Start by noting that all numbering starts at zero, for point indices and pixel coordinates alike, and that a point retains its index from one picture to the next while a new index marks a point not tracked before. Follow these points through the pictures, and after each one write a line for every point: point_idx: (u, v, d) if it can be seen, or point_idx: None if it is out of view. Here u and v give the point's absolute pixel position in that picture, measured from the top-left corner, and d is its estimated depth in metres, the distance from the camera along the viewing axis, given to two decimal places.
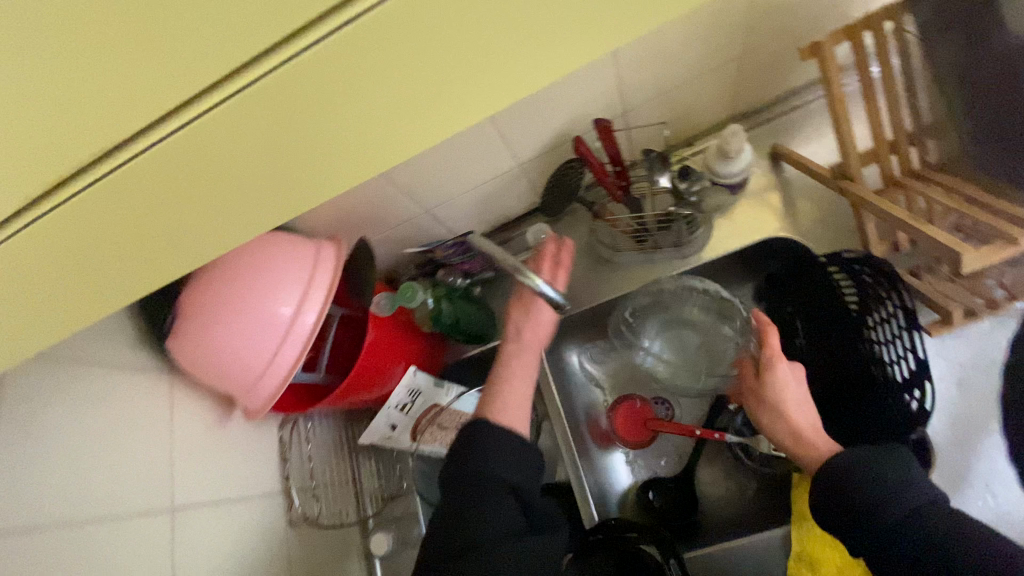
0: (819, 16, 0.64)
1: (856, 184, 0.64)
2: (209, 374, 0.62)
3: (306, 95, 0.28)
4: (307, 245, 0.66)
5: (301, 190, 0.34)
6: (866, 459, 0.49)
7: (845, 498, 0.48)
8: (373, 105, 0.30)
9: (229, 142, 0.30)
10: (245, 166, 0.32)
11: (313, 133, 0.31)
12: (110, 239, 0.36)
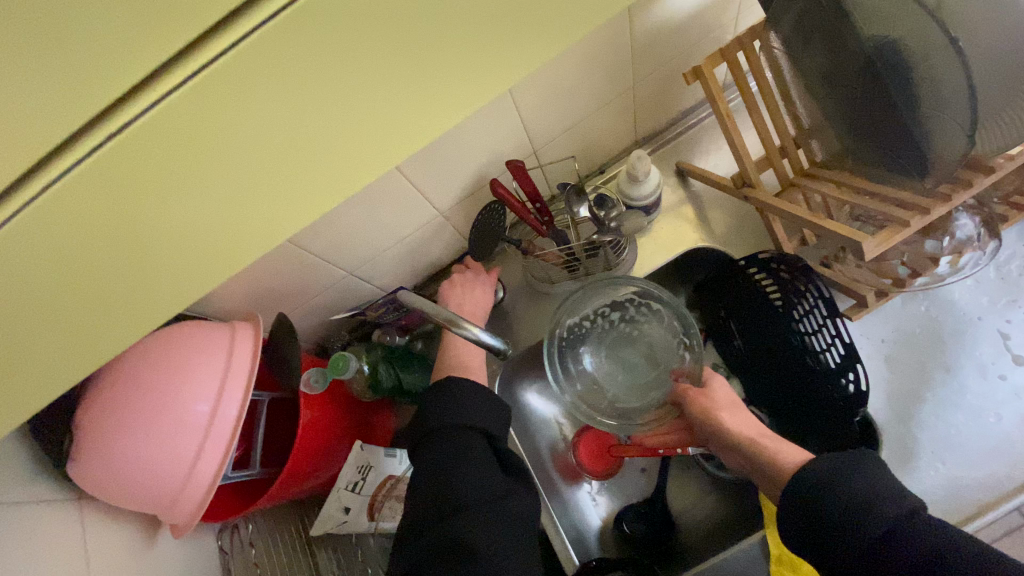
0: (694, 41, 0.69)
1: (758, 189, 0.67)
2: (122, 496, 0.55)
3: (180, 148, 0.26)
4: (220, 330, 0.60)
5: (190, 273, 0.31)
6: (842, 475, 0.48)
7: (824, 515, 0.47)
8: (261, 162, 0.27)
9: (93, 225, 0.27)
10: (115, 251, 0.29)
11: (188, 202, 0.28)
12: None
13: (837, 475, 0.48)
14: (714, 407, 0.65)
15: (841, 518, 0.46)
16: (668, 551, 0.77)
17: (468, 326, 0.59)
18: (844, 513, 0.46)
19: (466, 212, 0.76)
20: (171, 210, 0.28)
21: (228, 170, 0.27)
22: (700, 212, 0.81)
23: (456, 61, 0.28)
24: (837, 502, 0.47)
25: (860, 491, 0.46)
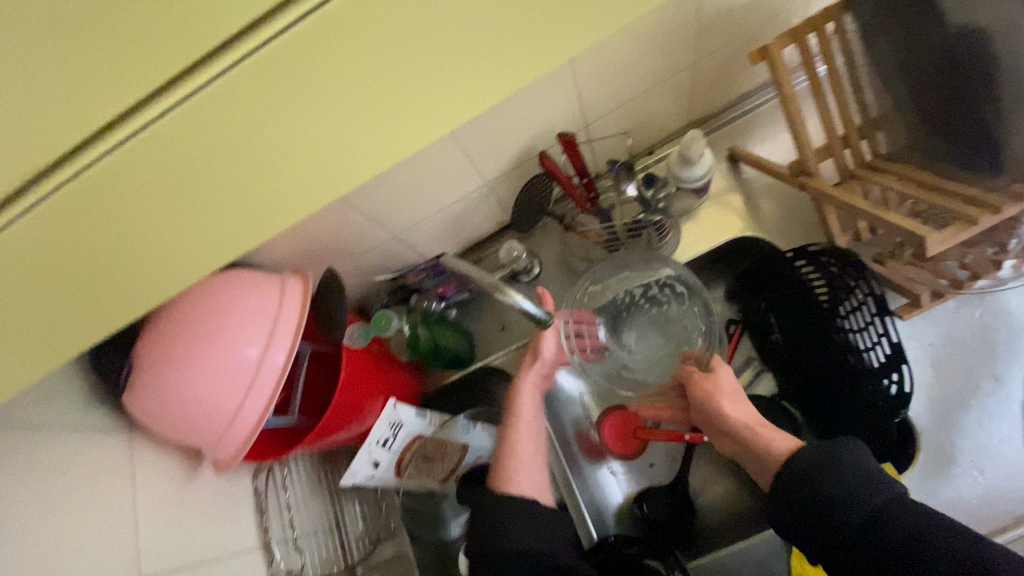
0: (765, 20, 0.66)
1: (815, 178, 0.66)
2: (172, 428, 0.58)
3: (276, 93, 0.29)
4: (271, 280, 0.62)
5: (269, 206, 0.34)
6: (822, 461, 0.50)
7: (804, 500, 0.49)
8: (351, 109, 0.31)
9: (191, 148, 0.31)
10: (210, 174, 0.32)
11: (279, 139, 0.31)
12: (74, 254, 0.34)
13: (822, 463, 0.50)
14: (715, 394, 0.64)
15: (825, 503, 0.48)
16: (686, 536, 0.77)
17: (511, 294, 0.60)
18: (824, 499, 0.48)
19: (511, 184, 0.76)
20: (264, 145, 0.31)
21: (319, 114, 0.30)
22: (749, 201, 0.79)
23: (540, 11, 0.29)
24: (821, 487, 0.48)
25: (844, 479, 0.48)
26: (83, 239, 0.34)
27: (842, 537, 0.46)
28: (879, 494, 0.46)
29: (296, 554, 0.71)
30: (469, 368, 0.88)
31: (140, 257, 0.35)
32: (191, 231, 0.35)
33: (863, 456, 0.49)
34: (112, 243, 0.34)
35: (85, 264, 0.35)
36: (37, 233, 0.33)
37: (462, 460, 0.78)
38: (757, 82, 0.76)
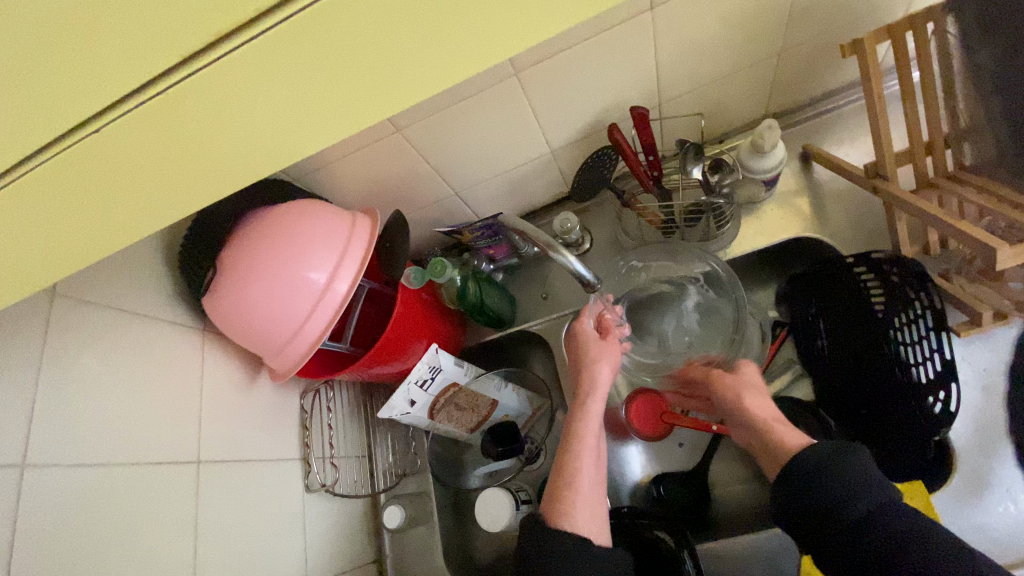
0: (862, 15, 0.65)
1: (889, 182, 0.65)
2: (241, 335, 0.64)
3: (362, 42, 0.27)
4: (344, 215, 0.67)
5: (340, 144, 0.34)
6: (831, 460, 0.49)
7: (808, 497, 0.49)
8: (434, 60, 0.29)
9: (271, 95, 0.29)
10: (288, 118, 0.31)
11: (361, 86, 0.30)
12: (125, 183, 0.33)
13: (816, 467, 0.49)
14: (742, 395, 0.64)
15: (818, 505, 0.48)
16: (699, 523, 0.78)
17: (566, 254, 0.66)
18: (828, 499, 0.48)
19: (576, 155, 0.77)
20: (346, 92, 0.30)
21: (401, 64, 0.29)
22: (816, 202, 0.77)
23: None
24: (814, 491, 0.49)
25: (839, 485, 0.48)
26: (138, 171, 0.32)
27: (843, 538, 0.47)
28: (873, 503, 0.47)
29: (331, 471, 0.77)
30: (506, 330, 0.88)
31: (196, 187, 0.35)
32: (256, 166, 0.34)
33: (866, 462, 0.49)
34: (169, 176, 0.33)
35: (138, 191, 0.34)
36: (85, 163, 0.31)
37: (491, 414, 0.81)
38: (844, 80, 0.74)
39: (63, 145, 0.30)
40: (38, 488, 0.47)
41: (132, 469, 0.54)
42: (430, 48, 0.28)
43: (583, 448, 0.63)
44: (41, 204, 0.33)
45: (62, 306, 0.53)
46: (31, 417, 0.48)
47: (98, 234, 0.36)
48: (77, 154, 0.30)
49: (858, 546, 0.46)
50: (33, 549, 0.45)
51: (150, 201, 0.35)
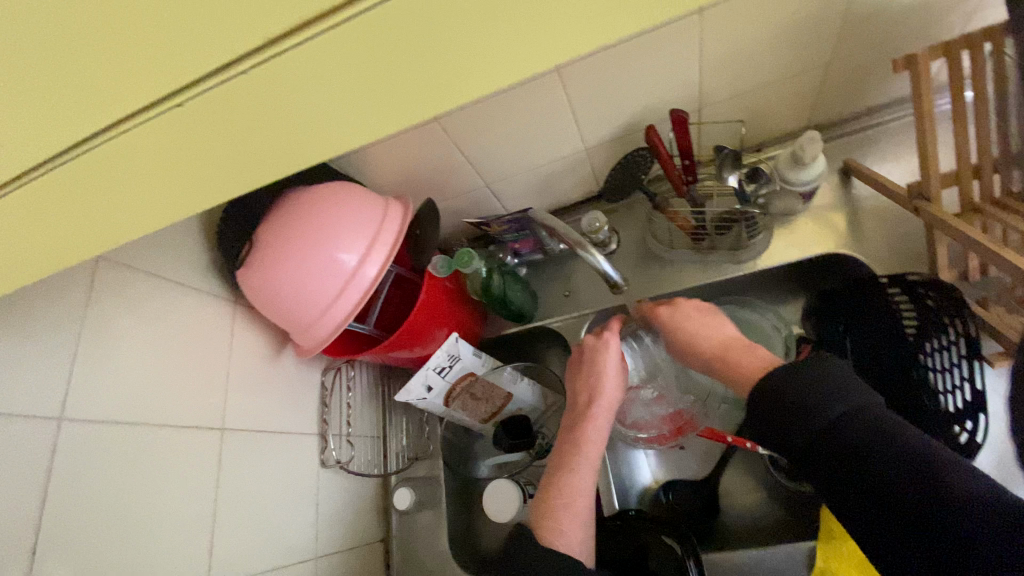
0: (918, 30, 0.63)
1: (933, 205, 0.63)
2: (270, 310, 0.66)
3: (415, 40, 0.28)
4: (377, 201, 0.68)
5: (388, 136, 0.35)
6: (806, 374, 0.44)
7: (795, 414, 0.43)
8: (482, 57, 0.29)
9: (325, 87, 0.30)
10: (339, 110, 0.31)
11: (413, 86, 0.30)
12: (179, 166, 0.34)
13: (809, 367, 0.44)
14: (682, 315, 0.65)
15: (802, 403, 0.43)
16: (704, 533, 0.76)
17: (594, 253, 0.66)
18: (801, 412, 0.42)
19: (610, 155, 0.76)
20: (398, 91, 0.31)
21: (454, 62, 0.29)
22: (853, 219, 0.75)
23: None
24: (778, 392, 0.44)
25: (810, 384, 0.43)
26: (194, 157, 0.33)
27: (819, 453, 0.42)
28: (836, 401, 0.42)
29: (346, 448, 0.79)
30: (526, 325, 0.88)
31: (245, 172, 0.36)
32: (302, 152, 0.35)
33: (837, 362, 0.45)
34: (221, 161, 0.34)
35: (189, 174, 0.35)
36: (141, 148, 0.32)
37: (505, 406, 0.82)
38: (893, 96, 0.72)
39: (124, 130, 0.31)
40: (74, 444, 0.49)
41: (161, 432, 0.56)
42: (485, 50, 0.29)
43: (581, 466, 0.65)
44: (95, 184, 0.34)
45: (104, 271, 0.55)
46: (71, 376, 0.50)
47: (147, 215, 0.37)
48: (137, 140, 0.31)
49: (842, 445, 0.41)
50: (65, 500, 0.47)
51: (199, 183, 0.36)
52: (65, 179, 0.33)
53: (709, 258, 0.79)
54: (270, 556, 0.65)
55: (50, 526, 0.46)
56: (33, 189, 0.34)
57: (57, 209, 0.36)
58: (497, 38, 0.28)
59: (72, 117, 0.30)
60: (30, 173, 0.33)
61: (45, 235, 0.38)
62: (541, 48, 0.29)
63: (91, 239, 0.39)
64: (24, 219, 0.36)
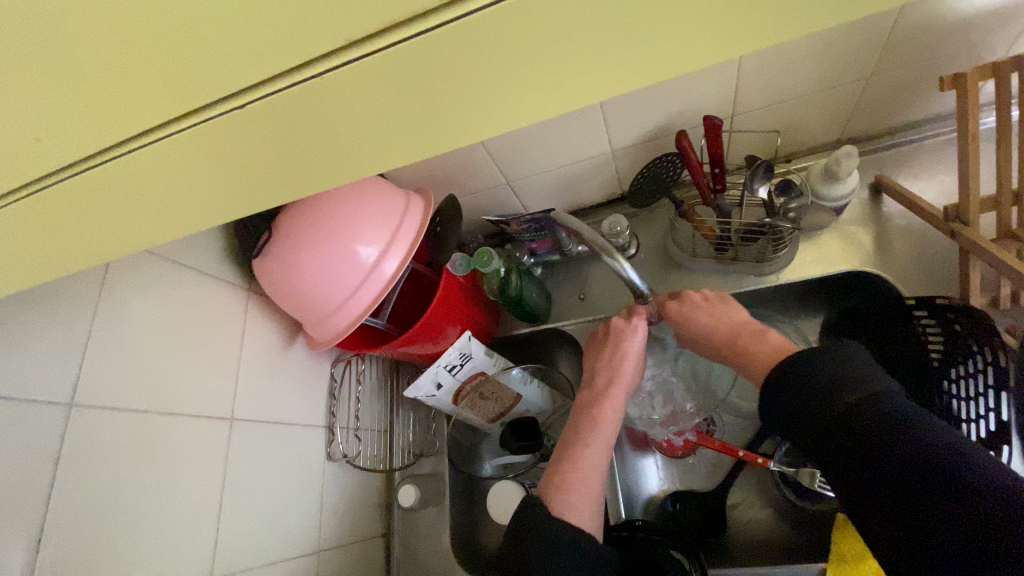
0: (964, 46, 0.61)
1: (970, 228, 0.62)
2: (285, 300, 0.65)
3: (470, 40, 0.27)
4: (400, 195, 0.67)
5: (431, 146, 0.34)
6: (832, 353, 0.45)
7: (825, 385, 0.43)
8: (533, 64, 0.28)
9: (376, 90, 0.29)
10: (388, 115, 0.31)
11: (463, 90, 0.30)
12: (228, 163, 0.34)
13: (826, 356, 0.45)
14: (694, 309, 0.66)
15: (818, 391, 0.43)
16: (711, 545, 0.76)
17: (620, 261, 0.64)
18: (832, 383, 0.43)
19: (636, 159, 0.75)
20: (447, 94, 0.30)
21: (507, 65, 0.28)
22: (881, 237, 0.73)
23: (775, 25, 0.26)
24: (798, 382, 0.45)
25: (838, 367, 0.44)
26: (243, 155, 0.34)
27: (847, 422, 0.41)
28: (852, 390, 0.42)
29: (354, 442, 0.78)
30: (539, 326, 0.87)
31: (282, 170, 0.35)
32: (335, 152, 0.34)
33: (859, 353, 0.45)
34: (269, 160, 0.34)
35: (231, 170, 0.35)
36: (196, 143, 0.32)
37: (514, 406, 0.80)
38: (931, 112, 0.70)
39: (183, 126, 0.31)
40: (84, 428, 0.48)
41: (172, 419, 0.55)
42: (542, 54, 0.27)
43: (592, 441, 0.63)
44: (144, 176, 0.35)
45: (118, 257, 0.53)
46: (84, 358, 0.49)
47: (189, 207, 0.38)
48: (192, 134, 0.32)
49: (847, 433, 0.41)
50: (72, 486, 0.46)
51: (240, 179, 0.36)
52: (114, 170, 0.34)
53: (730, 268, 0.77)
54: (276, 549, 0.64)
55: (55, 513, 0.45)
56: (82, 178, 0.34)
57: (100, 199, 0.36)
58: (556, 40, 0.26)
59: (126, 107, 0.31)
60: (81, 162, 0.33)
61: (71, 220, 0.37)
62: (600, 56, 0.27)
63: (128, 229, 0.38)
64: (65, 208, 0.36)
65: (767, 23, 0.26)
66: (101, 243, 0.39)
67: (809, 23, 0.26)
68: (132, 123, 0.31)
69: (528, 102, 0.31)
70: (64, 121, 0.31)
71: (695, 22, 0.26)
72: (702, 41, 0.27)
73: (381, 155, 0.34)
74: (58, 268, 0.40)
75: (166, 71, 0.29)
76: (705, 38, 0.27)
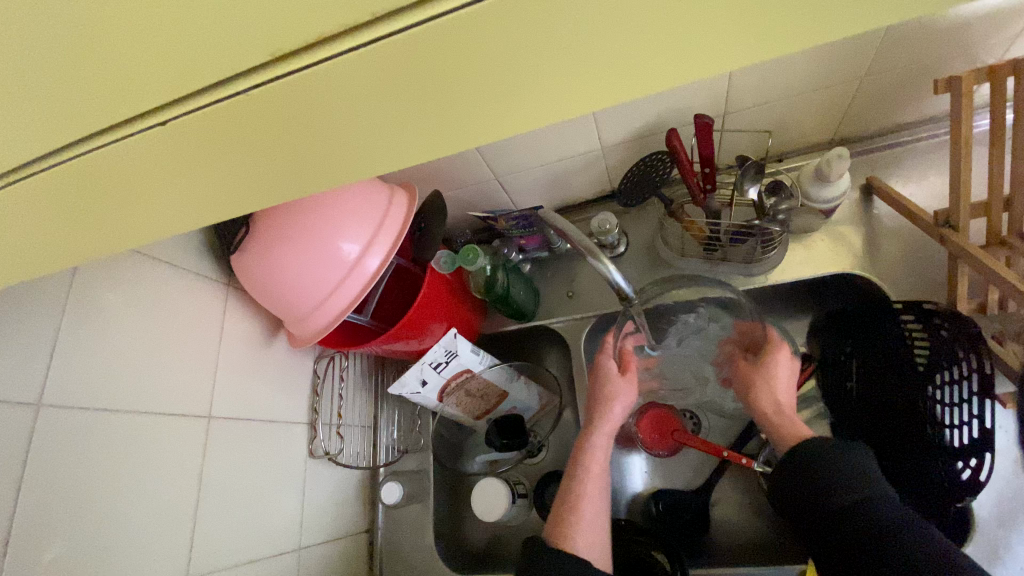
0: (959, 48, 0.60)
1: (959, 234, 0.61)
2: (264, 296, 0.63)
3: (438, 42, 0.25)
4: (383, 190, 0.66)
5: (408, 153, 0.32)
6: (833, 451, 0.50)
7: (817, 485, 0.49)
8: (507, 68, 0.27)
9: (344, 92, 0.28)
10: (362, 121, 0.30)
11: (439, 95, 0.28)
12: (195, 165, 0.33)
13: (832, 453, 0.50)
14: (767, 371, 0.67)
15: (818, 487, 0.49)
16: (695, 545, 0.75)
17: (607, 263, 0.64)
18: (827, 484, 0.49)
19: (627, 156, 0.74)
20: (423, 99, 0.28)
21: (485, 68, 0.27)
22: (871, 239, 0.73)
23: (757, 36, 0.25)
24: (802, 480, 0.50)
25: (836, 468, 0.49)
26: (212, 159, 0.32)
27: (841, 523, 0.47)
28: (851, 491, 0.48)
29: (336, 439, 0.78)
30: (526, 324, 0.86)
31: (248, 173, 0.34)
32: (303, 156, 0.32)
33: (869, 464, 0.49)
34: (234, 163, 0.33)
35: (195, 170, 0.33)
36: (162, 147, 0.31)
37: (499, 404, 0.80)
38: (925, 113, 0.69)
39: (146, 125, 0.30)
40: (52, 430, 0.47)
41: (148, 419, 0.54)
42: (522, 58, 0.26)
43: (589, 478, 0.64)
44: (111, 177, 0.33)
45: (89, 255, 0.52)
46: (53, 356, 0.48)
47: (157, 211, 0.36)
48: (158, 136, 0.31)
49: (853, 523, 0.46)
50: (42, 487, 0.45)
51: (205, 181, 0.34)
52: (80, 168, 0.33)
53: (719, 268, 0.76)
54: (256, 547, 0.63)
55: (25, 515, 0.44)
56: (50, 177, 0.33)
57: (66, 200, 0.35)
58: (532, 41, 0.25)
59: (94, 103, 0.30)
60: (46, 158, 0.32)
61: (32, 217, 0.36)
62: (575, 62, 0.26)
63: (96, 232, 0.37)
64: (33, 205, 0.35)
65: (758, 31, 0.25)
66: (67, 245, 0.38)
67: (794, 33, 0.25)
68: (100, 120, 0.30)
69: (508, 105, 0.29)
70: (35, 113, 0.31)
71: (674, 28, 0.25)
72: (682, 50, 0.26)
73: (354, 159, 0.33)
74: (22, 269, 0.39)
75: (134, 66, 0.28)
76: (692, 44, 0.26)
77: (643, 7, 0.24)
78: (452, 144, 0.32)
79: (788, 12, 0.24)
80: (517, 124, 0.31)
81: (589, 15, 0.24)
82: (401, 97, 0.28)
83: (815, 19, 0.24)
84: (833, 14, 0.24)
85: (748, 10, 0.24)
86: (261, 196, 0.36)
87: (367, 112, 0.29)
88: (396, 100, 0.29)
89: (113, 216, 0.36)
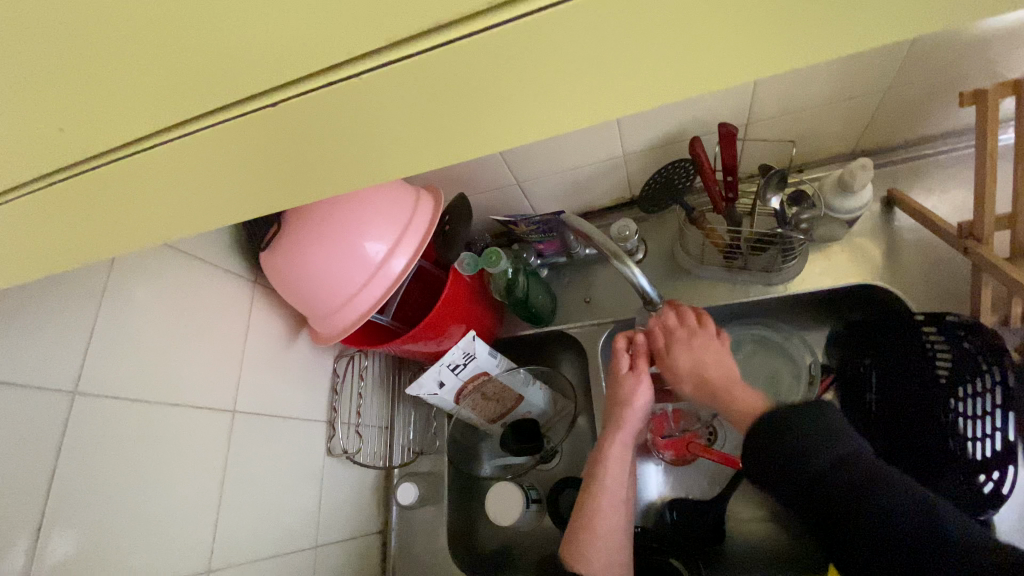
0: (984, 63, 0.60)
1: (983, 246, 0.61)
2: (288, 293, 0.64)
3: (483, 52, 0.26)
4: (409, 193, 0.67)
5: (442, 155, 0.33)
6: (790, 416, 0.47)
7: (779, 448, 0.46)
8: (549, 79, 0.28)
9: (392, 98, 0.29)
10: (406, 126, 0.31)
11: (482, 98, 0.29)
12: (238, 169, 0.34)
13: (798, 421, 0.46)
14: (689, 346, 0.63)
15: (788, 458, 0.45)
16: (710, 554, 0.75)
17: (630, 267, 0.64)
18: (794, 454, 0.45)
19: (648, 163, 0.74)
20: (463, 100, 0.29)
21: (526, 68, 0.27)
22: (891, 250, 0.73)
23: (794, 51, 0.26)
24: (762, 452, 0.47)
25: (804, 432, 0.45)
26: (254, 163, 0.33)
27: (812, 484, 0.44)
28: (825, 451, 0.44)
29: (354, 439, 0.78)
30: (543, 328, 0.86)
31: (291, 177, 0.34)
32: (344, 160, 0.33)
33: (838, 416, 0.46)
34: (277, 168, 0.34)
35: (241, 175, 0.34)
36: (214, 148, 0.32)
37: (514, 408, 0.80)
38: (949, 127, 0.70)
39: (187, 126, 0.31)
40: (86, 417, 0.47)
41: (174, 411, 0.55)
42: (564, 60, 0.26)
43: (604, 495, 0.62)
44: (144, 176, 0.34)
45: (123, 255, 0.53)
46: (88, 345, 0.49)
47: (186, 211, 0.37)
48: (207, 138, 0.31)
49: (825, 489, 0.43)
50: (74, 474, 0.46)
51: (247, 185, 0.35)
52: (124, 169, 0.33)
53: (738, 276, 0.77)
54: (274, 543, 0.64)
55: (57, 500, 0.45)
56: (88, 180, 0.34)
57: (110, 200, 0.36)
58: (576, 54, 0.26)
59: (134, 99, 0.30)
60: (82, 161, 0.33)
61: (76, 217, 0.37)
62: (616, 74, 0.27)
63: (135, 229, 0.38)
64: (75, 204, 0.36)
65: (802, 38, 0.25)
66: (102, 242, 0.38)
67: (830, 47, 0.26)
68: (148, 123, 0.31)
69: (539, 108, 0.29)
70: (73, 106, 0.31)
71: (713, 45, 0.26)
72: (722, 64, 0.27)
73: (385, 159, 0.33)
74: (59, 261, 0.39)
75: (185, 65, 0.29)
76: (735, 46, 0.25)
77: (687, 19, 0.24)
78: (487, 145, 0.32)
79: (827, 25, 0.24)
80: (550, 128, 0.31)
81: (631, 25, 0.25)
82: (446, 106, 0.29)
83: (855, 38, 0.25)
84: (871, 29, 0.24)
85: (786, 22, 0.24)
86: (290, 196, 0.36)
87: (408, 119, 0.30)
88: (440, 108, 0.29)
89: (157, 217, 0.37)
